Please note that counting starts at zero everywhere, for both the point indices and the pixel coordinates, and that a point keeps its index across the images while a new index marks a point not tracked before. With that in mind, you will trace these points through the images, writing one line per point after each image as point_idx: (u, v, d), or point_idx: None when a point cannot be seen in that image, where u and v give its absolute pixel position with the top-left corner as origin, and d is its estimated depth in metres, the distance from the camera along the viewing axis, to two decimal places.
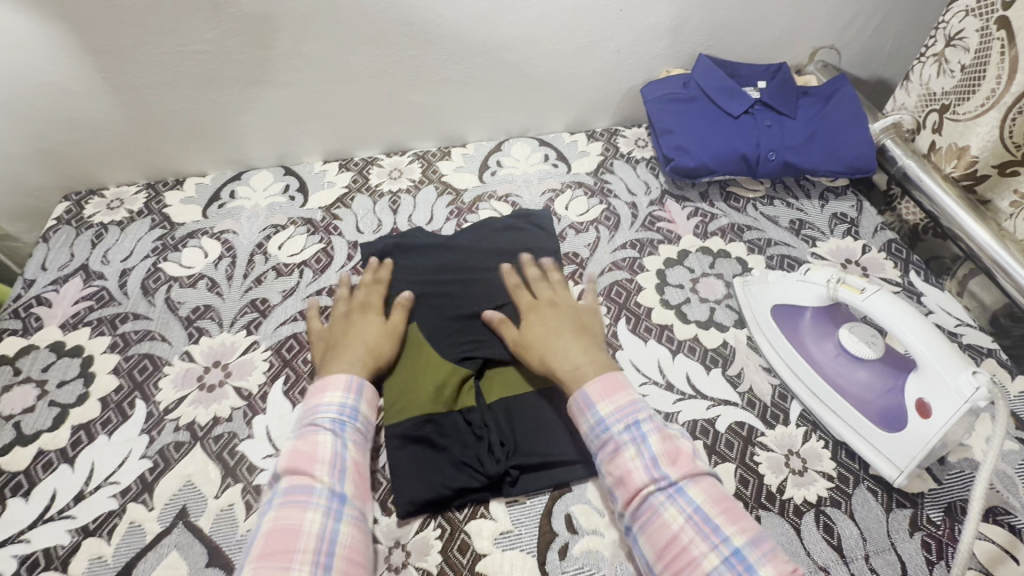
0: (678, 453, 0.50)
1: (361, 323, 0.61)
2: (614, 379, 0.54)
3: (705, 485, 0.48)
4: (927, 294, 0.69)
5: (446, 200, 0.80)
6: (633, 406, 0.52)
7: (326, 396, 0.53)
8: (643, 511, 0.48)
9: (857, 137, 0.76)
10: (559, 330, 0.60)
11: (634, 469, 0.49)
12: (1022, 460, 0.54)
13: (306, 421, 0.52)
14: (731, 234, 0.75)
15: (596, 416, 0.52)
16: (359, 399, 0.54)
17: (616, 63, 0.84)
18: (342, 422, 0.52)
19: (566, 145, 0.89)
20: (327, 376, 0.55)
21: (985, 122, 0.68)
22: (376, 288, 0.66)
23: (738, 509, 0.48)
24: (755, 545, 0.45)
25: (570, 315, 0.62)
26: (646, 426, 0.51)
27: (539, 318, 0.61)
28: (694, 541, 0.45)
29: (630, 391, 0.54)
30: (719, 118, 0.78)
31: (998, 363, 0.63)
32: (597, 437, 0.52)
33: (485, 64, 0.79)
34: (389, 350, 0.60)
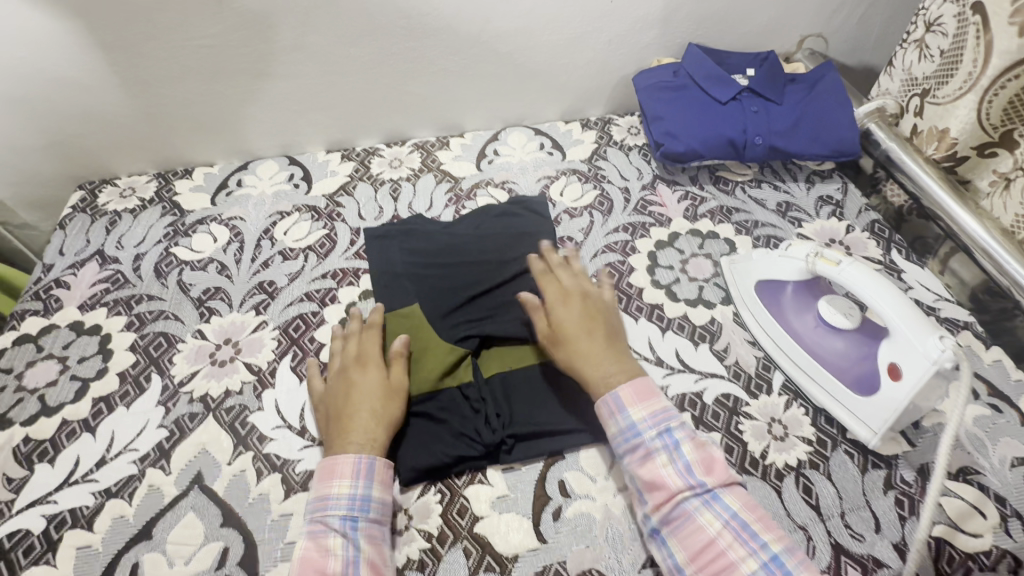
0: (712, 462, 0.51)
1: (362, 380, 0.56)
2: (645, 385, 0.55)
3: (738, 492, 0.50)
4: (908, 271, 0.72)
5: (445, 187, 0.83)
6: (666, 414, 0.54)
7: (333, 487, 0.50)
8: (676, 515, 0.49)
9: (841, 122, 0.79)
10: (590, 329, 0.59)
11: (667, 474, 0.50)
12: (991, 423, 0.58)
13: (316, 519, 0.49)
14: (720, 216, 0.78)
15: (627, 420, 0.53)
16: (370, 483, 0.51)
17: (608, 53, 0.87)
18: (353, 518, 0.49)
19: (562, 134, 0.91)
20: (336, 457, 0.52)
21: (963, 105, 0.70)
22: (369, 335, 0.61)
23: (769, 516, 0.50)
24: (791, 550, 0.46)
25: (598, 311, 0.61)
26: (678, 434, 0.53)
27: (570, 310, 0.61)
28: (732, 545, 0.47)
29: (662, 399, 0.55)
30: (707, 105, 0.80)
31: (974, 335, 0.65)
32: (628, 442, 0.53)
33: (480, 55, 0.82)
34: (397, 406, 0.56)
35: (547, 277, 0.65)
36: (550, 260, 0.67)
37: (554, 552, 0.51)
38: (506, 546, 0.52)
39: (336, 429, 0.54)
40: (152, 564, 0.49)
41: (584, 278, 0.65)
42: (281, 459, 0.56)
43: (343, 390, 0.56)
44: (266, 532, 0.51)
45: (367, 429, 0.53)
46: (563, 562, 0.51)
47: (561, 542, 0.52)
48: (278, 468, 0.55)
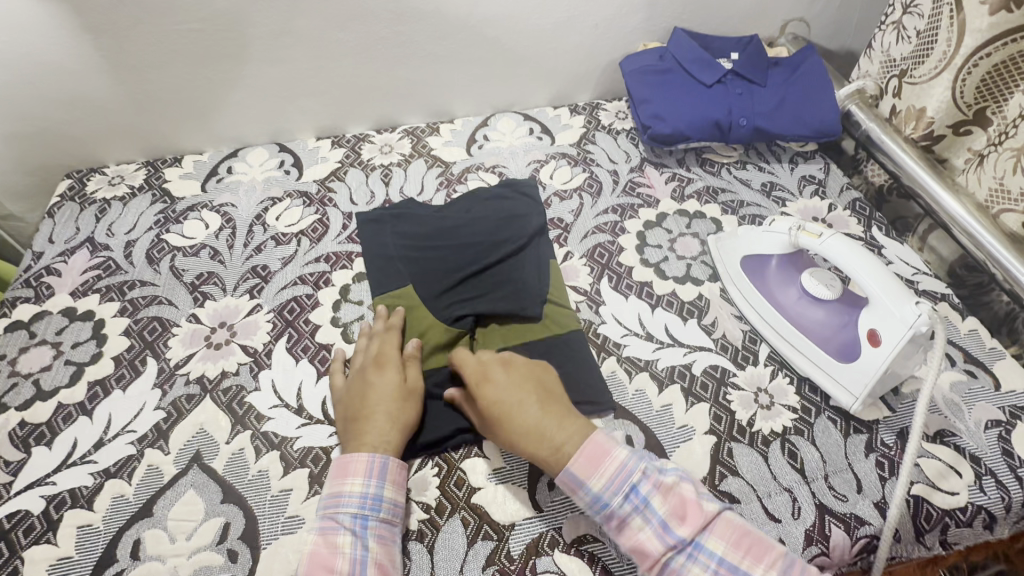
0: (686, 505, 0.47)
1: (379, 382, 0.55)
2: (598, 446, 0.50)
3: (722, 530, 0.46)
4: (887, 246, 0.74)
5: (435, 172, 0.84)
6: (624, 471, 0.48)
7: (345, 485, 0.49)
8: None
9: (822, 103, 0.81)
10: (522, 402, 0.52)
11: (646, 539, 0.46)
12: (967, 388, 0.60)
13: (327, 516, 0.49)
14: (706, 197, 0.80)
15: (591, 494, 0.48)
16: (382, 483, 0.50)
17: (595, 37, 0.88)
18: (363, 515, 0.49)
19: (550, 119, 0.92)
20: (349, 455, 0.51)
21: (939, 84, 0.72)
22: (390, 337, 0.60)
23: (762, 540, 0.46)
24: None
25: (525, 373, 0.55)
26: (644, 488, 0.48)
27: (495, 381, 0.54)
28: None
29: (616, 453, 0.49)
30: (693, 87, 0.82)
31: (951, 306, 0.68)
32: (599, 513, 0.48)
33: (468, 40, 0.83)
34: (412, 410, 0.55)
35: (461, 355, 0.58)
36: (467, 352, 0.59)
37: (550, 519, 0.53)
38: (503, 515, 0.53)
39: (352, 429, 0.54)
40: (154, 541, 0.50)
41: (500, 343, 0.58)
42: (279, 437, 0.56)
43: (361, 391, 0.55)
44: (267, 507, 0.52)
45: (383, 431, 0.53)
46: (559, 529, 0.52)
47: (557, 509, 0.53)
48: (276, 446, 0.56)
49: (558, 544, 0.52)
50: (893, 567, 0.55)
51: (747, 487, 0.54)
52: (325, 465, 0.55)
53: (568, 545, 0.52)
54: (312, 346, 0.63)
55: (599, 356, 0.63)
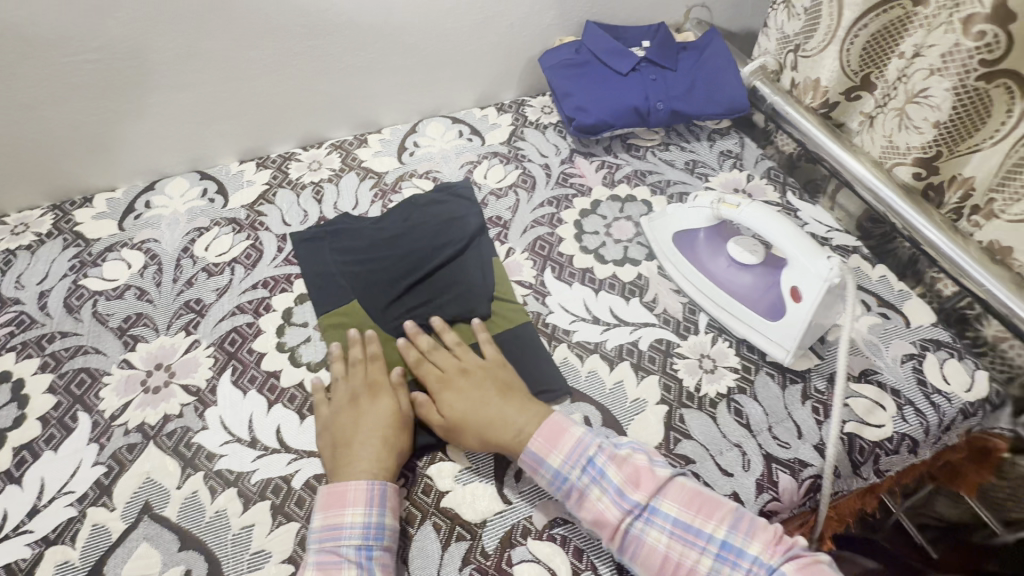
0: (640, 474, 0.51)
1: (373, 409, 0.56)
2: (555, 426, 0.54)
3: (674, 493, 0.50)
4: (802, 209, 0.80)
5: (369, 184, 0.82)
6: (580, 445, 0.52)
7: (345, 516, 0.49)
8: (628, 543, 0.49)
9: (729, 81, 0.86)
10: (483, 403, 0.56)
11: (605, 508, 0.50)
12: (882, 329, 0.66)
13: (327, 549, 0.48)
14: (635, 180, 0.83)
15: (550, 470, 0.52)
16: (383, 511, 0.50)
17: (511, 36, 0.90)
18: (367, 546, 0.48)
19: (478, 120, 0.93)
20: (346, 484, 0.51)
21: (827, 56, 0.78)
22: (375, 363, 0.60)
23: (712, 498, 0.51)
24: (736, 528, 0.48)
25: (483, 373, 0.58)
26: (599, 460, 0.52)
27: (456, 389, 0.57)
28: (684, 552, 0.48)
29: (571, 430, 0.53)
30: (610, 77, 0.86)
31: (862, 257, 0.74)
32: (560, 490, 0.52)
33: (386, 48, 0.83)
34: (404, 431, 0.56)
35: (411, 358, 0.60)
36: (419, 342, 0.61)
37: (520, 510, 0.54)
38: (474, 514, 0.53)
39: (342, 458, 0.53)
40: None
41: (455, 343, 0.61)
42: (234, 473, 0.54)
43: (351, 417, 0.55)
44: (230, 547, 0.50)
45: (377, 455, 0.53)
46: (529, 518, 0.53)
47: (525, 500, 0.55)
48: (232, 483, 0.54)
49: (530, 533, 0.53)
50: (837, 502, 0.59)
51: (700, 448, 0.57)
52: (287, 495, 0.53)
53: (540, 532, 0.53)
54: (259, 375, 0.61)
55: (550, 345, 0.64)
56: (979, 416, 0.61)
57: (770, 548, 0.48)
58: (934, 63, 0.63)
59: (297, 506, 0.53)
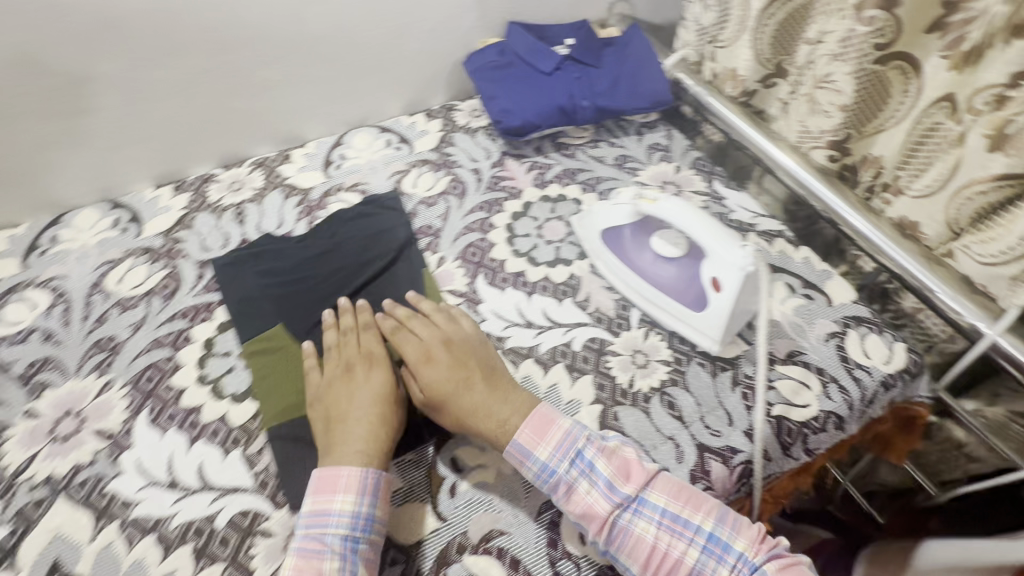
0: (629, 466, 0.51)
1: (361, 386, 0.56)
2: (542, 416, 0.53)
3: (662, 485, 0.51)
4: (729, 197, 0.81)
5: (294, 201, 0.80)
6: (569, 437, 0.52)
7: (335, 502, 0.48)
8: (616, 535, 0.49)
9: (652, 75, 0.87)
10: (465, 381, 0.56)
11: (593, 501, 0.50)
12: (807, 310, 0.68)
13: (313, 535, 0.48)
14: (566, 179, 0.83)
15: (539, 462, 0.51)
16: (374, 501, 0.50)
17: (433, 41, 0.89)
18: (352, 537, 0.48)
19: (406, 127, 0.91)
20: (338, 470, 0.50)
21: (742, 46, 0.80)
22: (362, 340, 0.60)
23: (697, 492, 0.51)
24: (723, 521, 0.49)
25: (468, 351, 0.58)
26: (588, 453, 0.52)
27: (441, 368, 0.56)
28: (672, 543, 0.48)
29: (560, 421, 0.53)
30: (535, 78, 0.85)
31: (786, 240, 0.75)
32: (547, 482, 0.51)
33: (304, 59, 0.81)
34: (398, 414, 0.56)
35: (399, 329, 0.61)
36: (405, 317, 0.61)
37: (455, 527, 0.53)
38: (408, 535, 0.52)
39: (332, 439, 0.53)
40: None
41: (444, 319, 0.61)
42: (151, 519, 0.52)
43: (345, 395, 0.55)
44: None
45: (371, 436, 0.53)
46: (465, 533, 0.52)
47: (460, 515, 0.53)
48: (150, 530, 0.51)
49: (467, 549, 0.52)
50: (771, 485, 0.60)
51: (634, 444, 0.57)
52: (210, 537, 0.51)
53: (476, 547, 0.52)
54: (179, 412, 0.58)
55: None
56: (899, 387, 0.63)
57: (755, 544, 0.48)
58: (835, 49, 0.65)
59: (221, 546, 0.50)
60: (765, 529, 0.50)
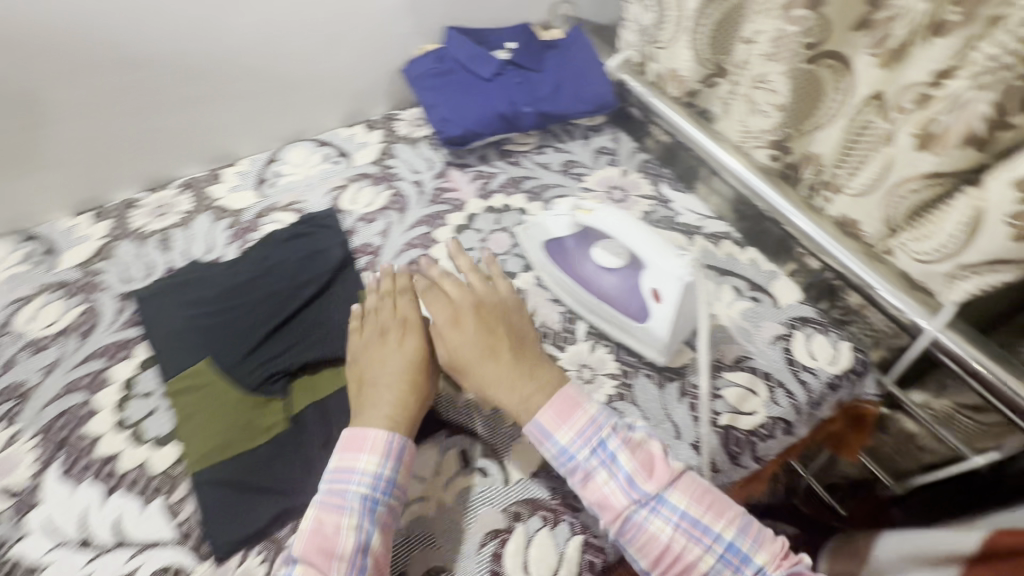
0: (653, 462, 0.48)
1: (394, 349, 0.55)
2: (568, 398, 0.50)
3: (686, 485, 0.47)
4: (675, 200, 0.80)
5: (225, 223, 0.75)
6: (593, 424, 0.49)
7: (359, 461, 0.48)
8: (628, 529, 0.47)
9: (595, 78, 0.86)
10: (489, 347, 0.53)
11: (610, 492, 0.47)
12: (753, 313, 0.67)
13: (333, 490, 0.47)
14: (511, 188, 0.81)
15: (558, 445, 0.49)
16: (397, 466, 0.49)
17: (366, 50, 0.86)
18: (372, 497, 0.47)
19: (345, 140, 0.87)
20: (365, 431, 0.49)
21: (680, 46, 0.78)
22: (402, 302, 0.59)
23: (722, 497, 0.48)
24: (745, 532, 0.46)
25: (496, 317, 0.56)
26: (611, 443, 0.49)
27: (467, 335, 0.54)
28: (687, 548, 0.45)
29: (585, 406, 0.50)
30: (474, 85, 0.82)
31: (733, 241, 0.75)
32: (564, 465, 0.49)
33: (230, 72, 0.79)
34: (429, 380, 0.55)
35: (431, 291, 0.59)
36: (438, 279, 0.60)
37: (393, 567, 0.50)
38: None
39: (361, 401, 0.52)
40: None
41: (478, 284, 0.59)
42: None
43: (379, 359, 0.55)
44: None
45: (400, 399, 0.52)
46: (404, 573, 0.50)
47: (399, 553, 0.51)
48: None
49: None
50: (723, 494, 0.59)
51: None
52: None
53: None
54: (93, 463, 0.54)
55: None
56: (846, 387, 0.63)
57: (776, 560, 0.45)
58: (767, 49, 0.64)
59: None
60: (788, 544, 0.47)
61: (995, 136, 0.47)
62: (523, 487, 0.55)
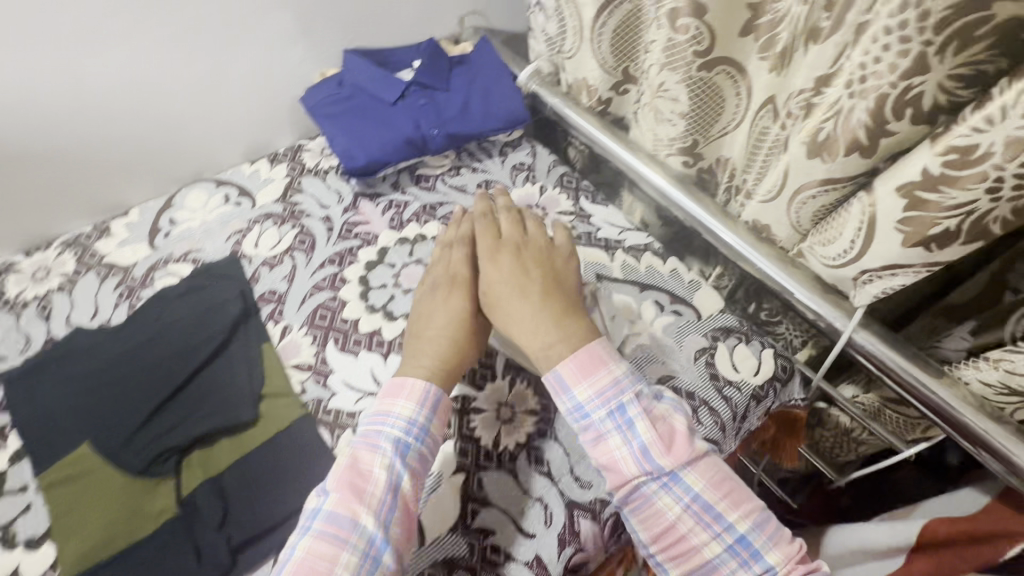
0: (673, 438, 0.48)
1: (445, 300, 0.57)
2: (594, 355, 0.51)
3: (703, 469, 0.48)
4: (594, 213, 0.78)
5: (113, 282, 0.70)
6: (615, 385, 0.50)
7: (396, 406, 0.50)
8: (635, 498, 0.48)
9: (505, 93, 0.82)
10: (523, 287, 0.54)
11: (621, 457, 0.48)
12: (676, 328, 0.66)
13: (371, 431, 0.50)
14: (425, 216, 0.77)
15: (574, 400, 0.50)
16: (431, 416, 0.51)
17: (259, 80, 0.81)
18: (404, 443, 0.49)
19: (248, 177, 0.81)
20: (405, 379, 0.52)
21: (585, 55, 0.75)
22: (457, 254, 0.60)
23: (739, 488, 0.48)
24: (757, 527, 0.46)
25: (537, 262, 0.56)
26: (631, 409, 0.49)
27: (502, 283, 0.55)
28: (694, 530, 0.46)
29: (611, 366, 0.51)
30: (378, 109, 0.79)
31: (653, 253, 0.73)
32: (577, 422, 0.50)
33: (98, 120, 0.72)
34: (476, 330, 0.57)
35: (482, 234, 0.60)
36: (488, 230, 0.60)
37: None
38: None
39: (412, 350, 0.55)
40: None
41: (531, 231, 0.60)
42: None
43: (429, 310, 0.57)
44: None
45: (442, 351, 0.54)
46: None
47: None
48: None
49: None
50: None
51: (500, 512, 0.53)
52: None
53: None
54: None
55: (333, 438, 0.57)
56: (770, 396, 0.63)
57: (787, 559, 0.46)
58: (661, 58, 0.61)
59: None
60: (806, 550, 0.47)
61: (877, 143, 0.45)
62: (438, 546, 0.52)
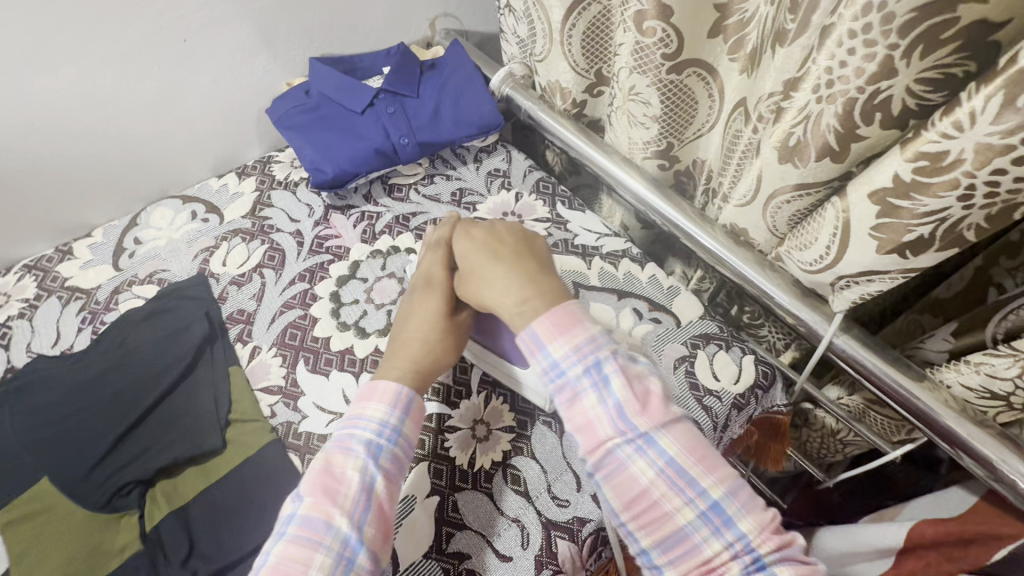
0: (648, 399, 0.46)
1: (421, 298, 0.56)
2: (569, 313, 0.48)
3: (679, 432, 0.45)
4: (572, 219, 0.76)
5: (76, 306, 0.68)
6: (591, 342, 0.47)
7: (368, 408, 0.49)
8: (608, 462, 0.45)
9: (477, 98, 0.80)
10: (493, 258, 0.53)
11: (596, 417, 0.45)
12: (656, 336, 0.64)
13: (344, 434, 0.49)
14: (398, 227, 0.75)
15: (549, 357, 0.47)
16: (404, 417, 0.50)
17: (222, 92, 0.78)
18: (377, 444, 0.48)
19: (215, 192, 0.79)
20: (377, 382, 0.51)
21: (555, 58, 0.74)
22: (435, 256, 0.58)
23: (715, 455, 0.45)
24: (732, 496, 0.43)
25: (507, 237, 0.56)
26: (608, 367, 0.46)
27: (473, 260, 0.54)
28: (666, 496, 0.43)
29: (587, 325, 0.48)
30: (346, 119, 0.76)
31: (632, 259, 0.71)
32: (552, 381, 0.47)
33: (52, 139, 0.69)
34: (455, 319, 0.55)
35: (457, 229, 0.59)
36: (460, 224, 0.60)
37: None
38: None
39: (390, 354, 0.54)
40: None
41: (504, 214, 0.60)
42: None
43: (407, 313, 0.56)
44: None
45: (420, 352, 0.53)
46: None
47: None
48: None
49: None
50: None
51: (475, 535, 0.52)
52: None
53: None
54: None
55: (303, 464, 0.55)
56: (752, 404, 0.62)
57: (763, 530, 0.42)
58: (630, 62, 0.59)
59: None
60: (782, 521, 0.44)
61: (848, 147, 0.44)
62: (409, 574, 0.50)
